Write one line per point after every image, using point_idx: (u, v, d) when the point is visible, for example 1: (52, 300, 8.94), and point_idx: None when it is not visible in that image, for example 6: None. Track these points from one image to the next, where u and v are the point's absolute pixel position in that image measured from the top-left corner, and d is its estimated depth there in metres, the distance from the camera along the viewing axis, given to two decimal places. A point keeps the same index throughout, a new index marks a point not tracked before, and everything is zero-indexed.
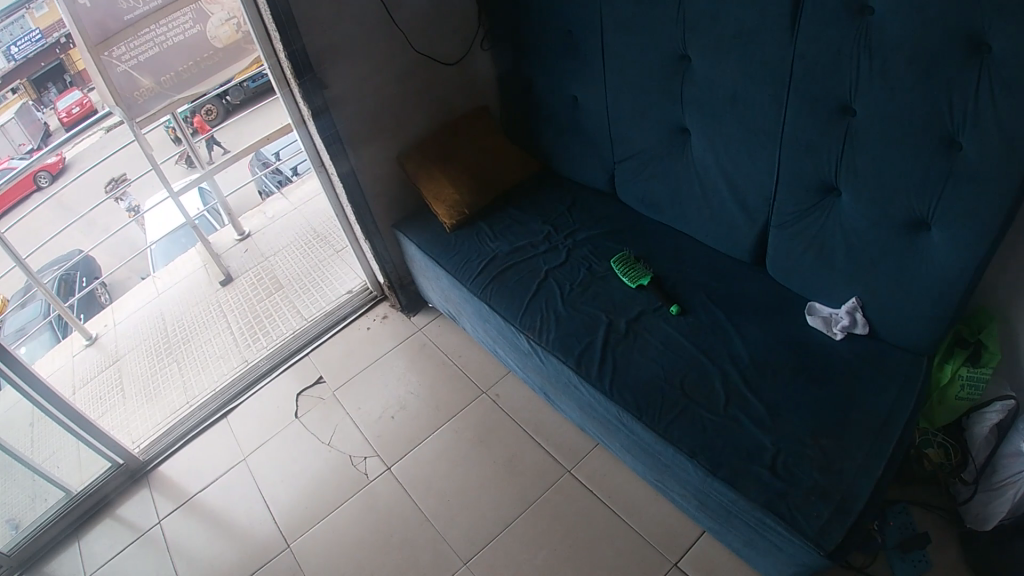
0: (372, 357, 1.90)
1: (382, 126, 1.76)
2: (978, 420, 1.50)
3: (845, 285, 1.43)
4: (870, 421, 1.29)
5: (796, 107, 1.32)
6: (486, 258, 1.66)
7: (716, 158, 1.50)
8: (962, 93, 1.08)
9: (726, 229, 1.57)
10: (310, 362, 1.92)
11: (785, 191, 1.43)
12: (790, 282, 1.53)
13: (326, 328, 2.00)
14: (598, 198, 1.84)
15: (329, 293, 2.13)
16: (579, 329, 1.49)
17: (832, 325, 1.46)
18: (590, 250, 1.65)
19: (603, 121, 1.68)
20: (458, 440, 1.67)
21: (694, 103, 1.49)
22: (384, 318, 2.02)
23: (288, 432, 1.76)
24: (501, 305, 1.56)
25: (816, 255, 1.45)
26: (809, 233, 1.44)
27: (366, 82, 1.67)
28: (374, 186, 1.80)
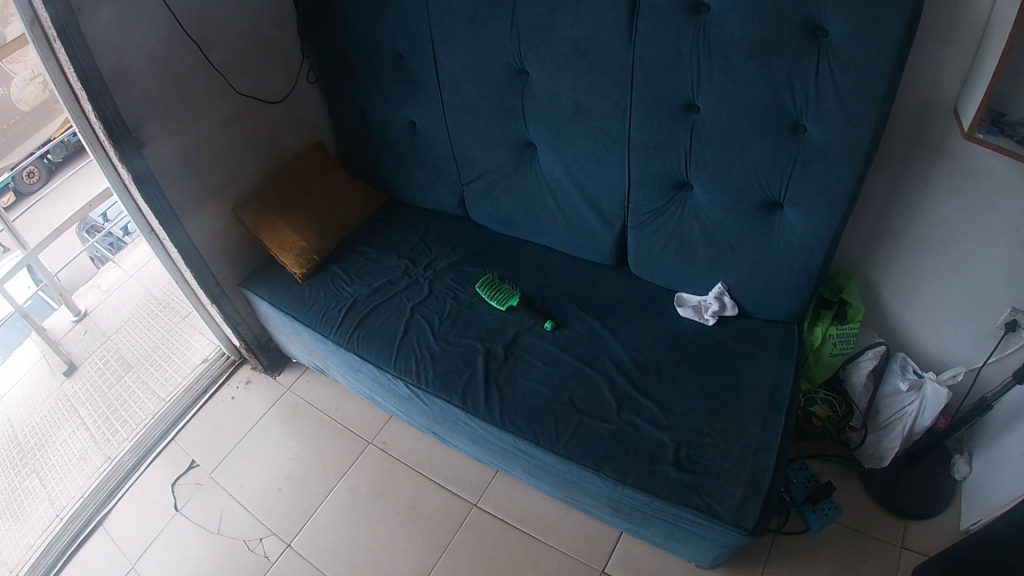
0: (244, 428, 1.76)
1: (210, 179, 1.59)
2: (854, 369, 1.64)
3: (709, 273, 1.48)
4: (758, 398, 1.35)
5: (641, 112, 1.35)
6: (346, 304, 1.55)
7: (565, 168, 1.49)
8: (804, 76, 1.17)
9: (586, 238, 1.55)
10: (179, 447, 1.76)
11: (638, 190, 1.44)
12: (653, 276, 1.54)
13: (189, 405, 1.84)
14: (454, 221, 1.74)
15: (183, 367, 1.97)
16: (458, 363, 1.43)
17: (703, 312, 1.49)
18: (452, 279, 1.58)
19: (447, 146, 1.62)
20: (355, 498, 1.58)
21: (539, 116, 1.47)
22: (247, 382, 1.88)
23: (169, 528, 1.59)
24: (372, 353, 1.47)
25: (677, 249, 1.47)
26: (667, 228, 1.46)
27: (186, 134, 1.52)
28: (210, 245, 1.62)
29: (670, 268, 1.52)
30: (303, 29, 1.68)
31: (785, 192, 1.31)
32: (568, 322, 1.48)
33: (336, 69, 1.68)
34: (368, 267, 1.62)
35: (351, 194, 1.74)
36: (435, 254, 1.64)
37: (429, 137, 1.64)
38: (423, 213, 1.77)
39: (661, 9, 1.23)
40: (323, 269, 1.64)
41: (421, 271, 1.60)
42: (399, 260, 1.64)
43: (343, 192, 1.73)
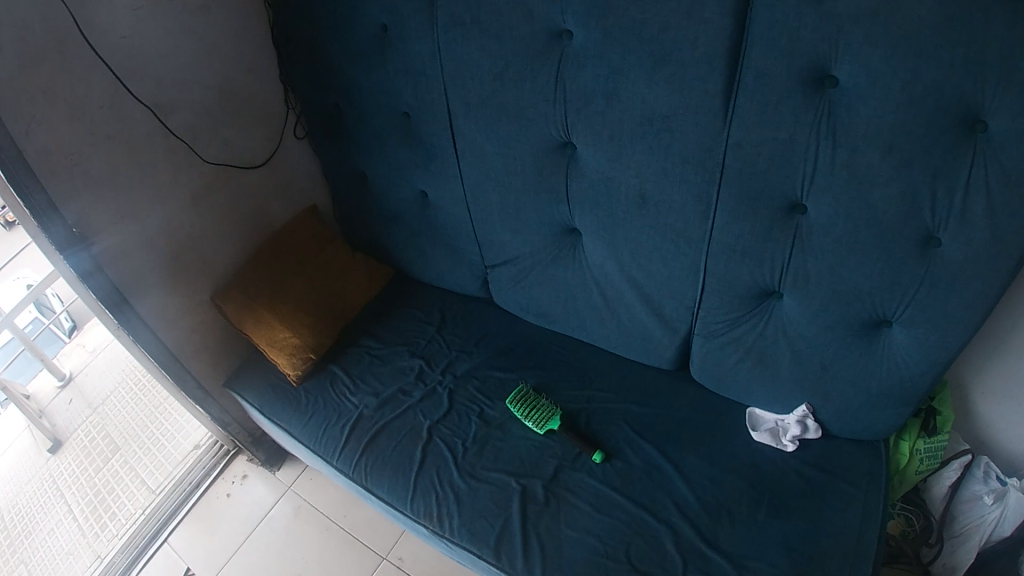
0: (245, 532, 1.56)
1: (183, 265, 1.37)
2: (936, 479, 1.36)
3: (794, 393, 1.20)
4: (847, 544, 1.09)
5: (728, 216, 1.06)
6: (350, 419, 1.33)
7: (621, 261, 1.22)
8: (952, 182, 0.87)
9: (641, 341, 1.30)
10: (172, 551, 1.56)
11: (714, 298, 1.16)
12: (722, 389, 1.28)
13: (182, 501, 1.64)
14: (475, 306, 1.50)
15: (174, 453, 1.78)
16: (487, 505, 1.20)
17: (781, 435, 1.23)
18: (475, 387, 1.35)
19: (468, 224, 1.37)
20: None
21: (586, 199, 1.18)
22: (243, 478, 1.68)
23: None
24: (382, 488, 1.24)
25: (754, 364, 1.20)
26: (744, 341, 1.19)
27: (146, 219, 1.27)
28: (188, 341, 1.41)
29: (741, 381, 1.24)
30: (285, 80, 1.44)
31: (899, 311, 1.02)
32: (619, 451, 1.24)
33: (336, 120, 1.43)
34: (374, 367, 1.40)
35: (351, 273, 1.52)
36: (454, 353, 1.40)
37: (445, 211, 1.39)
38: (438, 296, 1.53)
39: (772, 86, 0.91)
40: (320, 367, 1.42)
41: (437, 376, 1.37)
42: (412, 359, 1.40)
43: (340, 271, 1.51)
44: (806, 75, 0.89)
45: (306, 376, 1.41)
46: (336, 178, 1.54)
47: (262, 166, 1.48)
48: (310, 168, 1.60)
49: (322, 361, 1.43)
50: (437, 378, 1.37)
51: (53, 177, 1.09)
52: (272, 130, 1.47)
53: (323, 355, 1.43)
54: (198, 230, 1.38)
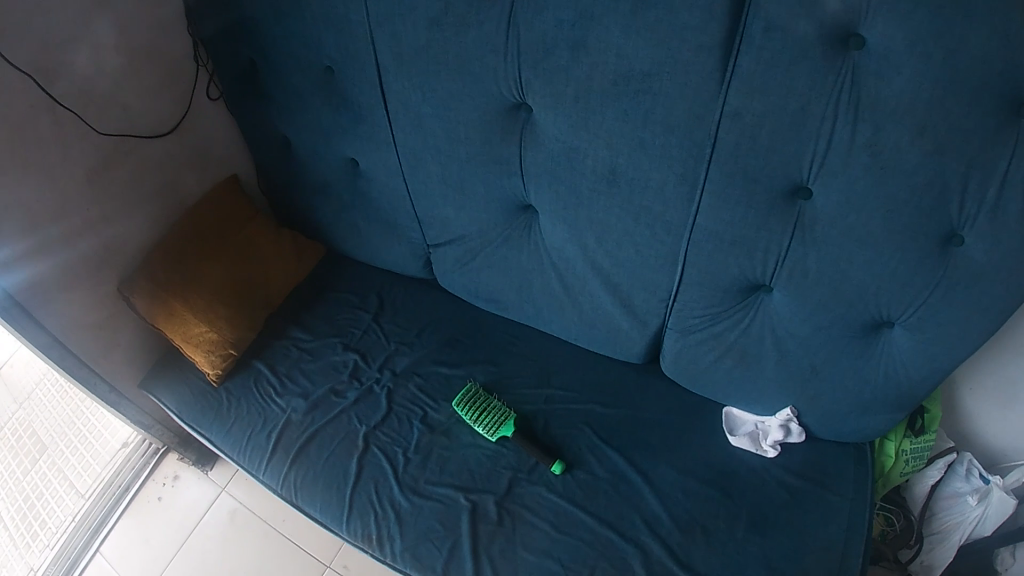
0: (180, 541, 1.38)
1: (78, 250, 1.15)
2: (918, 478, 1.23)
3: (779, 394, 1.06)
4: (836, 565, 0.97)
5: (714, 199, 0.89)
6: (276, 424, 1.15)
7: (582, 246, 1.05)
8: (988, 172, 0.72)
9: (608, 334, 1.14)
10: (104, 562, 1.37)
11: (693, 291, 1.01)
12: (697, 387, 1.13)
13: (111, 507, 1.45)
14: (418, 289, 1.32)
15: (102, 451, 1.57)
16: (433, 527, 1.05)
17: (763, 440, 1.09)
18: (416, 386, 1.18)
19: (404, 198, 1.19)
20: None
21: (544, 172, 1.00)
22: (174, 479, 1.47)
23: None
24: (314, 506, 1.08)
25: (735, 363, 1.05)
26: (724, 338, 1.04)
27: (21, 198, 1.04)
28: (91, 339, 1.22)
29: (717, 381, 1.10)
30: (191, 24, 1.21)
31: (905, 314, 0.88)
32: (581, 460, 1.09)
33: (249, 74, 1.20)
34: (302, 364, 1.22)
35: (278, 252, 1.31)
36: (393, 347, 1.23)
37: (379, 182, 1.19)
38: (376, 277, 1.35)
39: (779, 47, 0.74)
40: (244, 364, 1.23)
41: (374, 374, 1.20)
42: (346, 353, 1.22)
43: (263, 250, 1.30)
44: (817, 35, 0.72)
45: (228, 374, 1.22)
46: (254, 143, 1.32)
47: (168, 128, 1.25)
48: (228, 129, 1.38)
49: (245, 356, 1.24)
50: (373, 376, 1.19)
51: None
52: (178, 86, 1.24)
53: (246, 349, 1.24)
54: (95, 208, 1.16)
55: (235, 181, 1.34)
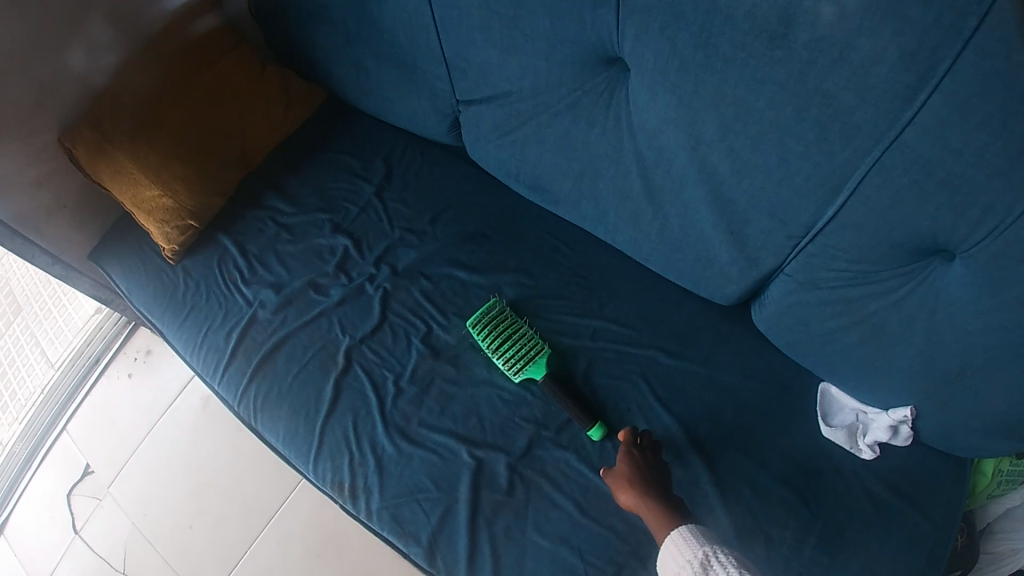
0: (148, 423, 1.22)
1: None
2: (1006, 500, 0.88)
3: (893, 386, 0.73)
4: None
5: (941, 109, 0.55)
6: (239, 321, 0.89)
7: (691, 138, 0.71)
8: None
9: (697, 265, 0.81)
10: (70, 443, 1.25)
11: (841, 234, 0.67)
12: (798, 355, 0.81)
13: (82, 379, 1.30)
14: (441, 162, 1.01)
15: (74, 314, 1.37)
16: (423, 485, 0.80)
17: (859, 437, 0.78)
18: (422, 292, 0.90)
19: (431, 32, 0.85)
20: (287, 557, 1.07)
21: (656, 8, 0.65)
22: (146, 354, 1.29)
23: (68, 561, 1.14)
24: (277, 437, 0.84)
25: (861, 339, 0.72)
26: (858, 307, 0.71)
27: None
28: (31, 199, 0.95)
29: (817, 351, 0.78)
30: None
31: None
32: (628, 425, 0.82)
33: None
34: (278, 245, 0.94)
35: (262, 94, 1.00)
36: (396, 236, 0.94)
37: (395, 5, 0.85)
38: (388, 137, 1.03)
39: None
40: (209, 237, 0.97)
41: (368, 269, 0.92)
42: (335, 237, 0.94)
43: (241, 91, 0.99)
44: None
45: (189, 250, 0.96)
46: None
47: None
48: None
49: (211, 228, 0.97)
50: (366, 273, 0.91)
51: None
52: None
53: (213, 219, 0.97)
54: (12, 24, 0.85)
55: None
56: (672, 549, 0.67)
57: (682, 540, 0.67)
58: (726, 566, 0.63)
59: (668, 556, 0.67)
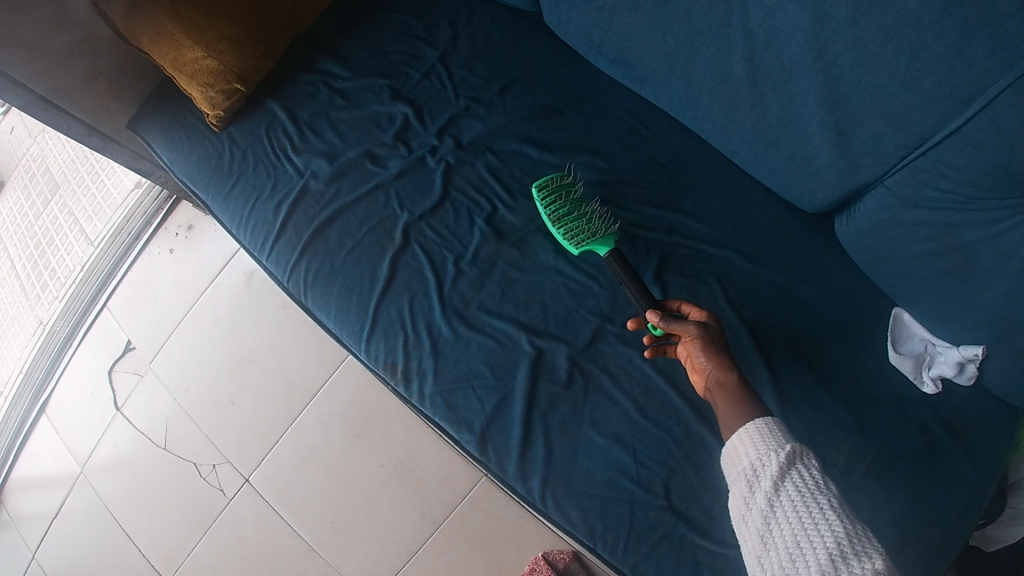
0: (190, 301, 1.24)
1: None
2: None
3: (975, 326, 0.67)
4: None
5: None
6: (289, 195, 0.85)
7: (814, 18, 0.62)
8: None
9: (787, 165, 0.73)
10: (112, 319, 1.29)
11: (963, 142, 0.59)
12: (878, 277, 0.75)
13: (123, 256, 1.32)
14: (512, 27, 0.91)
15: (114, 191, 1.39)
16: (479, 371, 0.78)
17: (925, 369, 0.72)
18: (487, 168, 0.84)
19: None
20: (327, 434, 1.11)
21: None
22: (189, 230, 1.30)
23: (112, 435, 1.22)
24: (327, 315, 0.82)
25: (954, 271, 0.66)
26: (956, 233, 0.64)
27: None
28: (59, 68, 0.94)
29: (903, 276, 0.71)
30: None
31: None
32: None
33: None
34: (332, 111, 0.88)
35: None
36: (461, 105, 0.87)
37: None
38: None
39: None
40: (257, 102, 0.91)
41: (430, 140, 0.85)
42: (394, 103, 0.88)
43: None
44: None
45: (235, 116, 0.91)
46: None
47: None
48: None
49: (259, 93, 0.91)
50: (428, 144, 0.85)
51: None
52: None
53: (260, 83, 0.91)
54: None
55: None
56: (754, 434, 0.59)
57: (766, 428, 0.59)
58: (809, 466, 0.56)
59: (743, 438, 0.60)
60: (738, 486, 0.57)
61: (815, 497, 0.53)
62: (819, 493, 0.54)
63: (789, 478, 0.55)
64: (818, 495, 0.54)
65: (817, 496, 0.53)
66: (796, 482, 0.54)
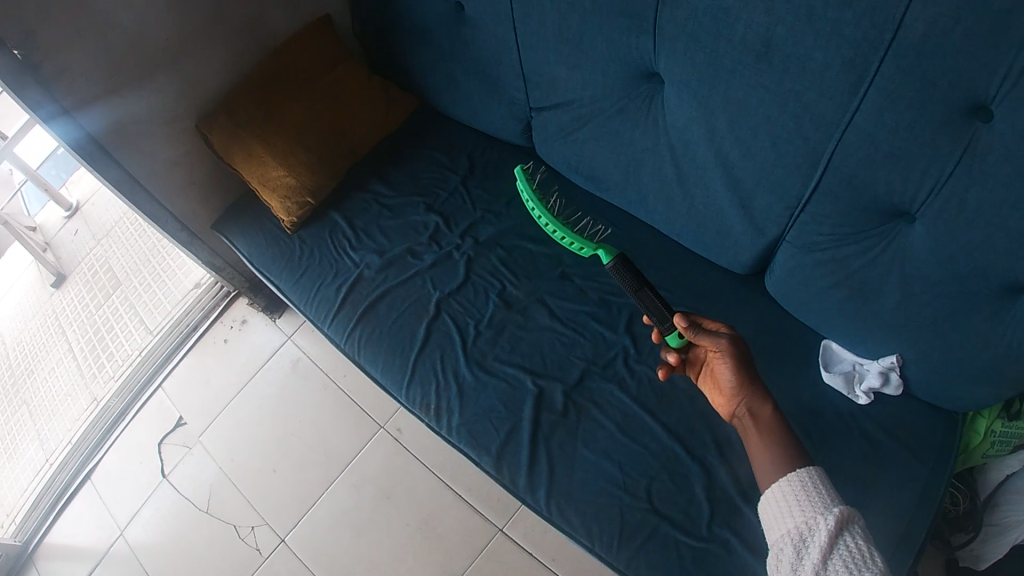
0: (240, 385, 1.47)
1: (159, 86, 1.15)
2: (996, 465, 1.06)
3: (886, 335, 0.92)
4: (914, 529, 0.89)
5: (873, 110, 0.75)
6: (348, 282, 1.13)
7: (709, 133, 0.91)
8: None
9: (715, 240, 1.02)
10: (166, 398, 1.51)
11: (823, 204, 0.87)
12: (802, 313, 1.01)
13: (179, 345, 1.57)
14: (514, 158, 1.23)
15: (174, 291, 1.67)
16: (495, 406, 1.01)
17: (855, 384, 0.97)
18: (498, 259, 1.12)
19: (512, 51, 1.08)
20: (360, 498, 1.29)
21: (681, 36, 0.87)
22: (242, 323, 1.56)
23: (156, 501, 1.38)
24: (376, 367, 1.06)
25: (850, 293, 0.92)
26: (843, 265, 0.91)
27: (97, 25, 1.03)
28: (166, 175, 1.22)
29: (822, 307, 0.97)
30: None
31: None
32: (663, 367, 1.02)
33: None
34: (381, 220, 1.18)
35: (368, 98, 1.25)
36: (478, 215, 1.16)
37: (484, 28, 1.08)
38: (472, 135, 1.27)
39: None
40: (320, 214, 1.21)
41: (455, 240, 1.14)
42: (428, 214, 1.17)
43: (348, 95, 1.24)
44: None
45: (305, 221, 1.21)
46: None
47: None
48: None
49: (325, 206, 1.22)
50: (454, 243, 1.14)
51: None
52: None
53: (326, 198, 1.22)
54: (171, 40, 1.13)
55: (326, 18, 1.26)
56: (806, 507, 0.74)
57: (815, 500, 0.74)
58: (854, 538, 0.70)
59: (792, 507, 0.75)
60: (791, 553, 0.72)
61: (859, 568, 0.67)
62: (862, 564, 0.67)
63: (837, 551, 0.69)
64: (862, 564, 0.67)
65: (860, 567, 0.67)
66: (842, 555, 0.68)
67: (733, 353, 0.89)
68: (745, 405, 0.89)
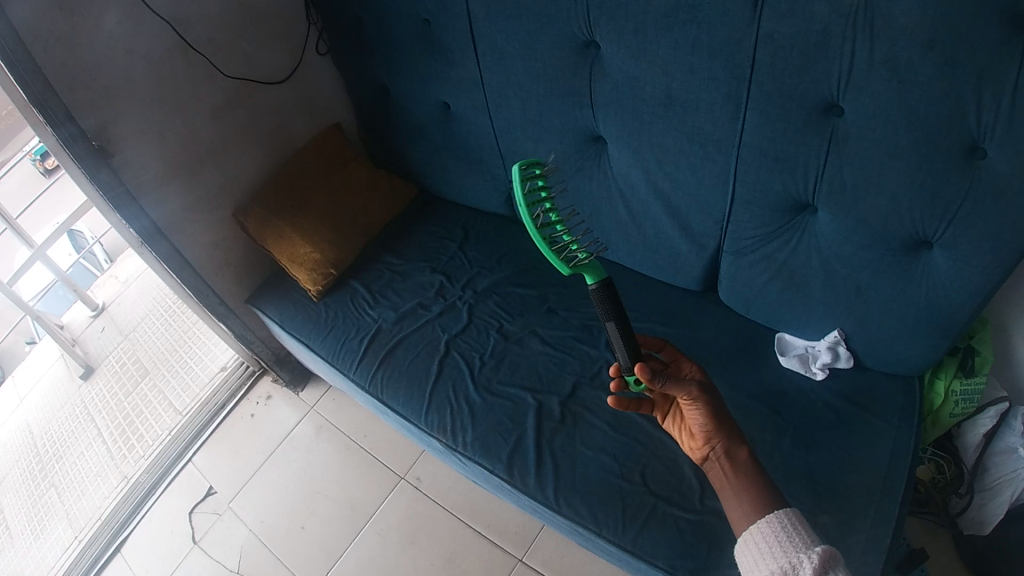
0: (266, 454, 1.62)
1: (207, 185, 1.42)
2: (970, 427, 1.19)
3: (824, 314, 1.12)
4: (876, 476, 1.02)
5: (756, 124, 1.00)
6: (369, 333, 1.33)
7: (645, 169, 1.18)
8: (996, 82, 0.77)
9: (669, 259, 1.28)
10: (196, 470, 1.64)
11: (744, 211, 1.11)
12: (753, 313, 1.23)
13: (207, 421, 1.73)
14: (502, 223, 1.51)
15: (201, 376, 1.87)
16: (503, 421, 1.17)
17: (811, 362, 1.16)
18: (495, 304, 1.33)
19: (490, 135, 1.36)
20: (386, 544, 1.39)
21: (610, 102, 1.14)
22: (267, 399, 1.74)
23: (187, 566, 1.46)
24: (397, 401, 1.24)
25: (784, 283, 1.14)
26: (772, 261, 1.13)
27: (165, 134, 1.31)
28: (207, 258, 1.46)
29: (771, 305, 1.19)
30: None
31: (940, 231, 0.92)
32: None
33: (355, 33, 1.44)
34: (394, 283, 1.41)
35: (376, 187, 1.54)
36: (475, 271, 1.40)
37: (467, 120, 1.38)
38: (465, 213, 1.54)
39: None
40: (341, 283, 1.44)
41: (458, 292, 1.37)
42: (433, 275, 1.41)
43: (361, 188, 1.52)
44: None
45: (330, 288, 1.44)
46: (359, 91, 1.55)
47: (283, 83, 1.50)
48: (333, 82, 1.61)
49: (346, 275, 1.46)
50: (457, 293, 1.36)
51: (71, 50, 1.13)
52: (290, 42, 1.48)
53: (346, 267, 1.46)
54: (218, 150, 1.42)
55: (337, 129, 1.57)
56: (786, 545, 0.77)
57: (794, 540, 0.77)
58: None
59: (771, 545, 0.78)
60: None
61: None
62: None
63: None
64: None
65: None
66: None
67: (705, 403, 0.92)
68: (719, 450, 0.92)
